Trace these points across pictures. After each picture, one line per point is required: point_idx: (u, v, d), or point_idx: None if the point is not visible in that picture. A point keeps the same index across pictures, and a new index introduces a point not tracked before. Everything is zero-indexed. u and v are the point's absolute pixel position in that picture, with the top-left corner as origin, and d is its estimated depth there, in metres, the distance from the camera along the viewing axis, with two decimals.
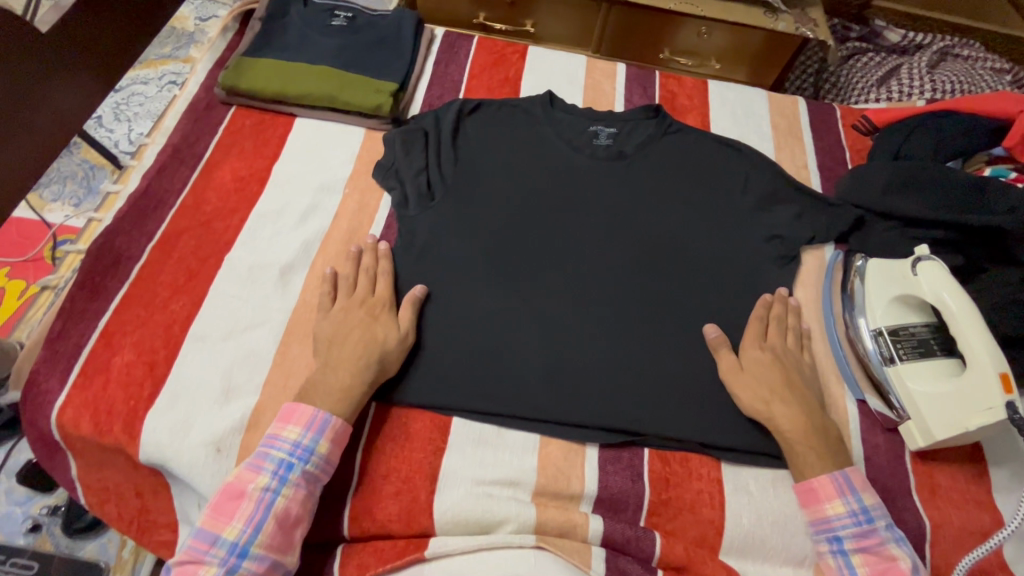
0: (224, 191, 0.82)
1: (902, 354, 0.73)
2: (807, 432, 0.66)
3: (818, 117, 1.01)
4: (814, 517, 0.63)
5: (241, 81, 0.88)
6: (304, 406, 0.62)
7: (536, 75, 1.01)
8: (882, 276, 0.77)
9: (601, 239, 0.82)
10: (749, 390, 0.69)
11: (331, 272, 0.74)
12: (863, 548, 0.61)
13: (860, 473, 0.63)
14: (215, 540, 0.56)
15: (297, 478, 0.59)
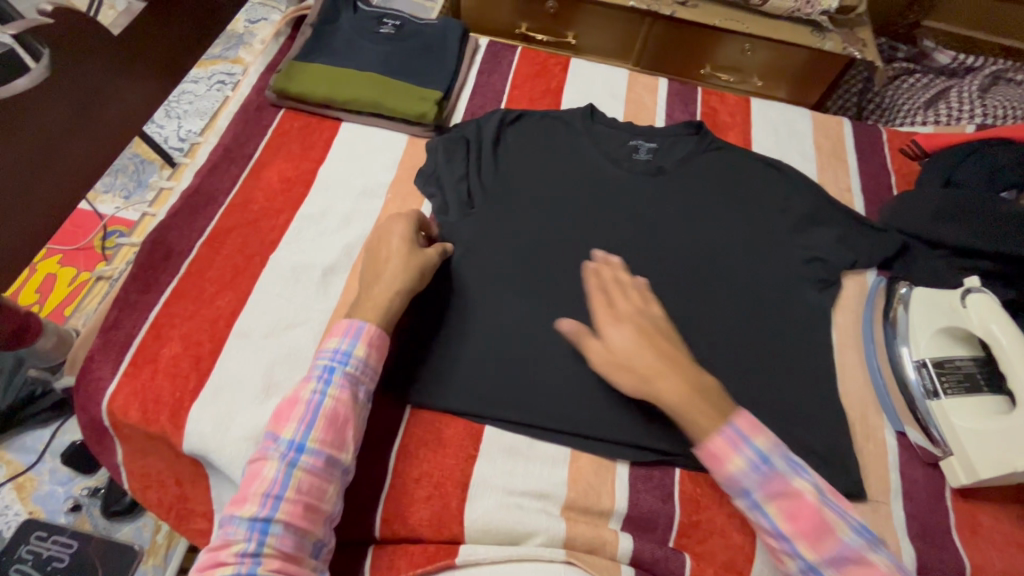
0: (271, 191, 0.84)
1: (948, 386, 0.71)
2: (687, 395, 0.60)
3: (863, 139, 0.99)
4: (720, 476, 0.59)
5: (292, 84, 0.91)
6: (343, 319, 0.66)
7: (578, 87, 1.02)
8: (929, 306, 0.75)
9: (638, 255, 0.82)
10: (617, 370, 0.64)
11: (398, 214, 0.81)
12: (771, 496, 0.57)
13: (748, 419, 0.59)
14: (277, 438, 0.59)
15: (341, 379, 0.62)
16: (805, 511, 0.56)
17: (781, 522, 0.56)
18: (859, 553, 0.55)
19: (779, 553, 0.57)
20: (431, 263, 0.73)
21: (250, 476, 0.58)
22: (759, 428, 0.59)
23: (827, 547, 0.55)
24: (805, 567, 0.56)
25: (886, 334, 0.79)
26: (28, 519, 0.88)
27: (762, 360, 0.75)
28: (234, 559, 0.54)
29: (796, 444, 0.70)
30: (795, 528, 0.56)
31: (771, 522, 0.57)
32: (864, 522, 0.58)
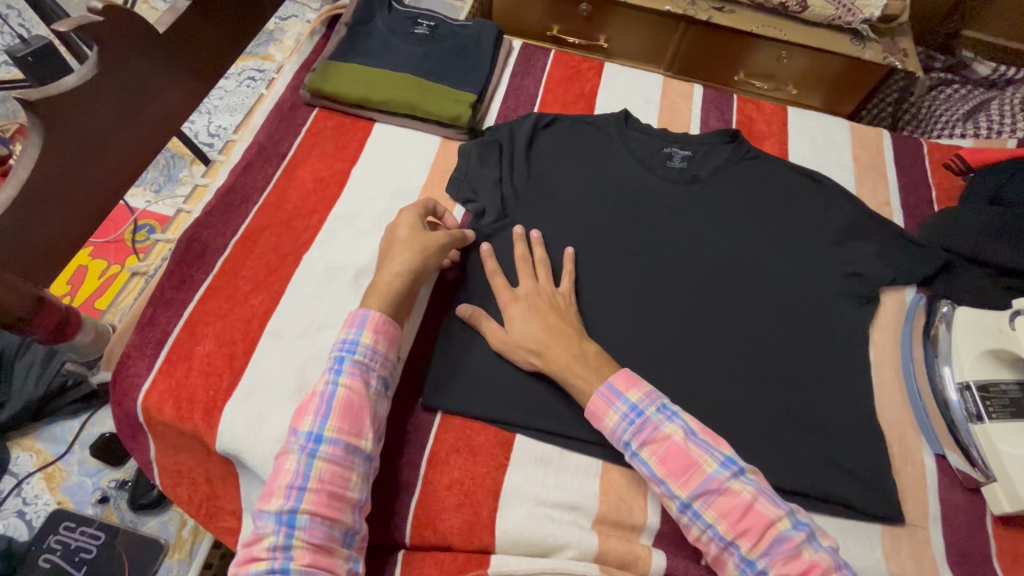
0: (305, 190, 0.84)
1: (990, 410, 0.69)
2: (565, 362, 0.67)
3: (903, 152, 0.97)
4: (604, 432, 0.64)
5: (327, 84, 0.91)
6: (350, 313, 0.68)
7: (612, 92, 1.01)
8: (974, 328, 0.73)
9: (672, 264, 0.81)
10: (513, 349, 0.69)
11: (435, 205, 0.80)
12: (641, 442, 0.61)
13: (622, 375, 0.64)
14: (296, 431, 0.59)
15: (350, 367, 0.63)
16: (672, 455, 0.59)
17: (655, 469, 0.60)
18: (723, 484, 0.57)
19: (664, 499, 0.60)
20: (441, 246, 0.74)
21: (274, 472, 0.58)
22: (641, 383, 0.64)
23: (697, 482, 0.58)
24: (682, 507, 0.58)
25: (928, 355, 0.77)
26: (58, 509, 0.90)
27: (798, 376, 0.74)
28: (267, 553, 0.54)
29: (833, 464, 0.68)
30: (667, 472, 0.59)
31: (648, 470, 0.60)
32: (735, 455, 0.60)
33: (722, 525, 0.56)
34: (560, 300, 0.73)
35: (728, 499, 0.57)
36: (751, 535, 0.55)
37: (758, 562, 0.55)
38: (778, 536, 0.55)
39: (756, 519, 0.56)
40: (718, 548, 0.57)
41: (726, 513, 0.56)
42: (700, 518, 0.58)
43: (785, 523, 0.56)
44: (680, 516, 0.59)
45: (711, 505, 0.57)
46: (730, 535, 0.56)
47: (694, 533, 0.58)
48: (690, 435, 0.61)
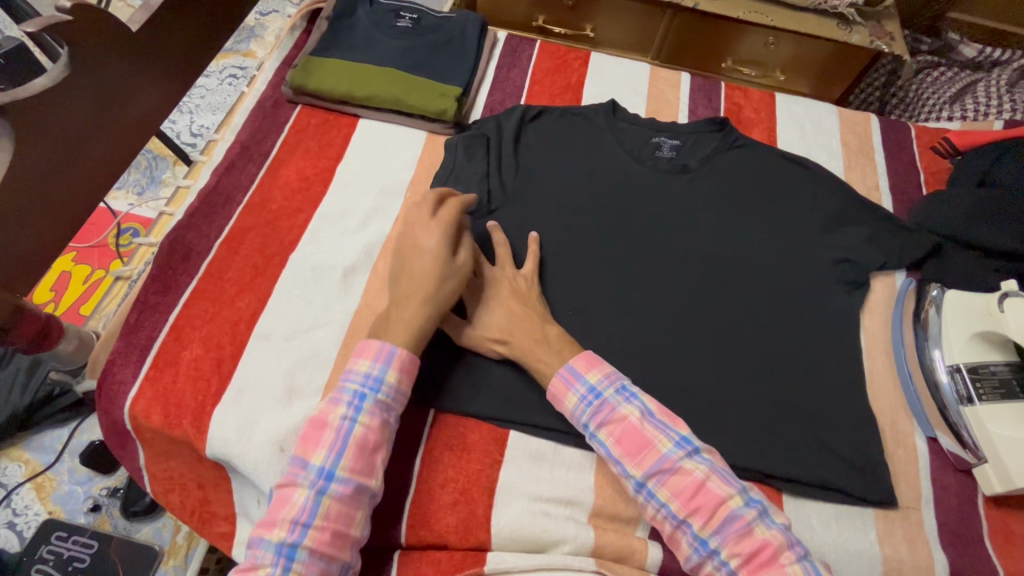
0: (289, 190, 0.83)
1: (981, 390, 0.69)
2: (534, 345, 0.66)
3: (891, 136, 0.97)
4: (564, 413, 0.64)
5: (309, 80, 0.89)
6: (373, 340, 0.64)
7: (599, 82, 1.00)
8: (964, 311, 0.73)
9: (662, 255, 0.80)
10: (479, 340, 0.69)
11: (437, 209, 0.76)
12: (599, 423, 0.61)
13: (582, 356, 0.64)
14: (306, 464, 0.57)
15: (371, 406, 0.60)
16: (628, 436, 0.59)
17: (612, 448, 0.60)
18: (676, 463, 0.57)
19: (622, 479, 0.60)
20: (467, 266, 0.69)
21: (279, 500, 0.56)
22: (602, 365, 0.64)
23: (652, 461, 0.58)
24: (637, 486, 0.59)
25: (917, 338, 0.77)
26: (49, 519, 0.89)
27: (792, 364, 0.74)
28: None
29: (828, 451, 0.69)
30: (623, 452, 0.59)
31: (605, 449, 0.61)
32: (693, 435, 0.60)
33: (675, 504, 0.56)
34: (522, 284, 0.73)
35: (680, 478, 0.57)
36: (702, 513, 0.55)
37: (711, 540, 0.55)
38: (729, 514, 0.55)
39: (708, 497, 0.55)
40: (672, 526, 0.57)
41: (678, 491, 0.56)
42: (654, 497, 0.58)
43: (737, 501, 0.55)
44: (636, 495, 0.59)
45: (664, 484, 0.57)
46: (681, 513, 0.56)
47: (650, 512, 0.59)
48: (647, 416, 0.60)
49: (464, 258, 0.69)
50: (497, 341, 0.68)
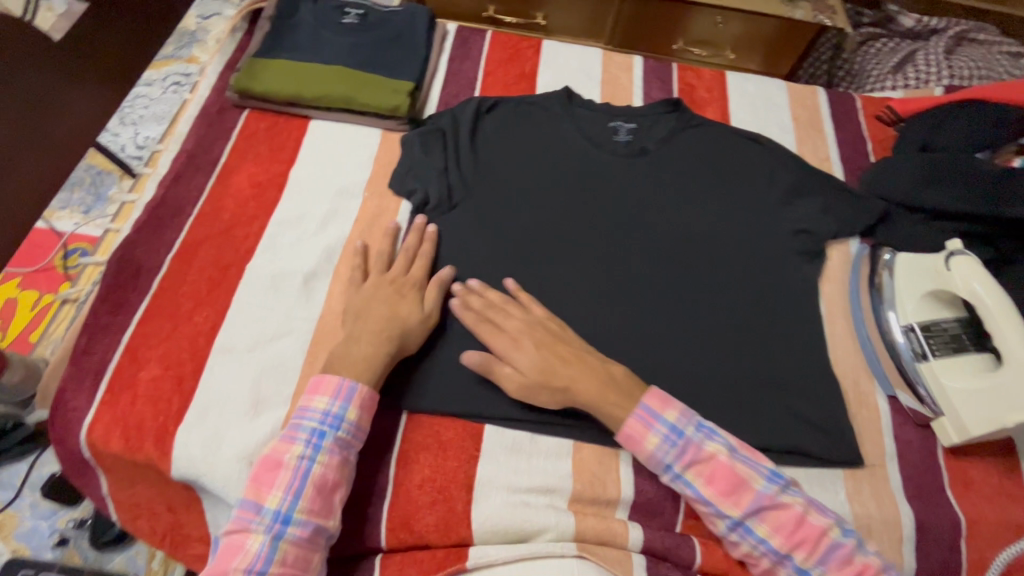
0: (242, 198, 0.80)
1: (933, 348, 0.72)
2: (600, 388, 0.63)
3: (838, 108, 1.00)
4: (641, 457, 0.62)
5: (254, 83, 0.86)
6: (329, 375, 0.63)
7: (552, 70, 1.00)
8: (914, 272, 0.76)
9: (625, 238, 0.81)
10: (541, 390, 0.65)
11: (359, 244, 0.75)
12: (682, 465, 0.61)
13: (657, 395, 0.63)
14: (260, 508, 0.56)
15: (331, 444, 0.59)
16: (715, 476, 0.60)
17: (701, 490, 0.60)
18: (774, 499, 0.59)
19: (712, 518, 0.61)
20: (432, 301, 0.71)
21: (230, 546, 0.55)
22: (675, 408, 0.63)
23: (749, 498, 0.59)
24: (732, 524, 0.59)
25: (873, 301, 0.79)
26: (13, 558, 0.85)
27: (757, 337, 0.76)
28: None
29: (795, 417, 0.70)
30: (715, 492, 0.60)
31: (693, 491, 0.61)
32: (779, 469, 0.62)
33: (779, 540, 0.58)
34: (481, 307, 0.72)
35: (781, 513, 0.58)
36: (806, 545, 0.57)
37: (814, 570, 0.57)
38: (832, 543, 0.57)
39: (812, 530, 0.57)
40: (772, 560, 0.58)
41: (781, 527, 0.58)
42: (754, 534, 0.59)
43: (836, 531, 0.58)
44: (731, 534, 0.60)
45: (765, 520, 0.58)
46: (785, 548, 0.58)
47: (745, 548, 0.60)
48: (733, 453, 0.61)
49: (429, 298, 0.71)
50: (560, 388, 0.64)
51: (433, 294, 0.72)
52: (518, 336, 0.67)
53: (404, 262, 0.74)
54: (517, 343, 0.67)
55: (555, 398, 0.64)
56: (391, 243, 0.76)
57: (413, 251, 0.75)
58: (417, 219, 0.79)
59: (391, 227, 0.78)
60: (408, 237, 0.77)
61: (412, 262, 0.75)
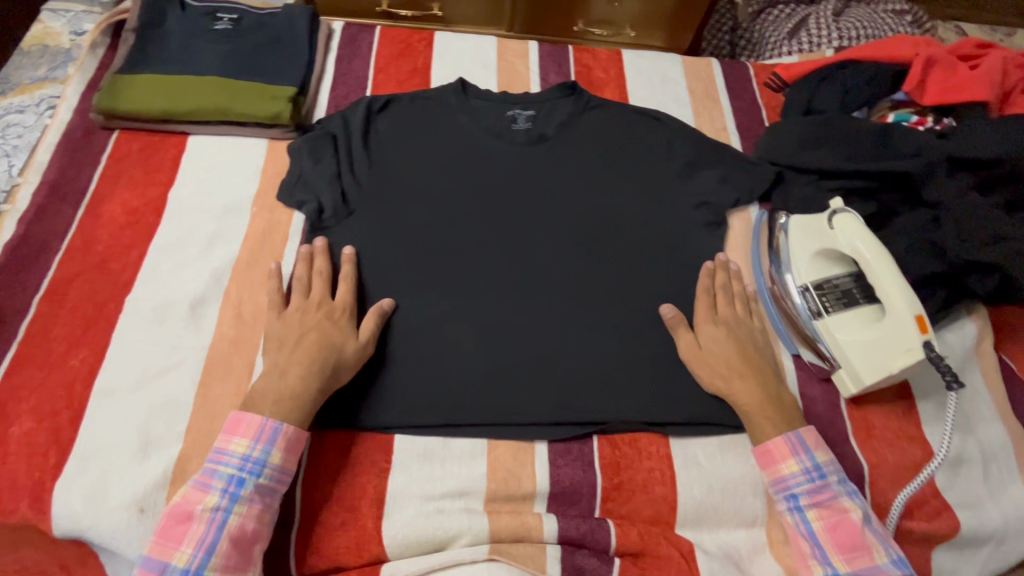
0: (116, 226, 0.75)
1: (825, 303, 0.74)
2: (759, 399, 0.65)
3: (732, 78, 1.01)
4: (771, 475, 0.63)
5: (119, 102, 0.81)
6: (250, 415, 0.60)
7: (446, 62, 0.97)
8: (802, 233, 0.78)
9: (527, 225, 0.79)
10: (709, 368, 0.68)
11: (277, 267, 0.71)
12: (817, 503, 0.61)
13: (813, 432, 0.64)
14: (166, 567, 0.53)
15: (250, 492, 0.57)
16: (847, 529, 0.60)
17: (819, 531, 0.60)
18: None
19: (807, 560, 0.61)
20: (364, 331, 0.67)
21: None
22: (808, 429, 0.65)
23: (863, 565, 0.58)
24: None
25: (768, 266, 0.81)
26: None
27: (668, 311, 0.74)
28: None
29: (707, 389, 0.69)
30: (830, 538, 0.60)
31: (808, 528, 0.61)
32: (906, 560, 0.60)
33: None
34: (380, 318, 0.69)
35: None
36: None
37: None
38: None
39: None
40: None
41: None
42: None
43: None
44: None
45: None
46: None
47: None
48: (867, 521, 0.60)
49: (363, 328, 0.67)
50: (732, 376, 0.67)
51: (371, 324, 0.68)
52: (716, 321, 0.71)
53: (327, 288, 0.70)
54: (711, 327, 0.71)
55: (712, 379, 0.67)
56: (304, 267, 0.72)
57: (327, 274, 0.71)
58: (318, 242, 0.74)
59: (303, 250, 0.73)
60: (318, 261, 0.72)
61: (332, 286, 0.71)
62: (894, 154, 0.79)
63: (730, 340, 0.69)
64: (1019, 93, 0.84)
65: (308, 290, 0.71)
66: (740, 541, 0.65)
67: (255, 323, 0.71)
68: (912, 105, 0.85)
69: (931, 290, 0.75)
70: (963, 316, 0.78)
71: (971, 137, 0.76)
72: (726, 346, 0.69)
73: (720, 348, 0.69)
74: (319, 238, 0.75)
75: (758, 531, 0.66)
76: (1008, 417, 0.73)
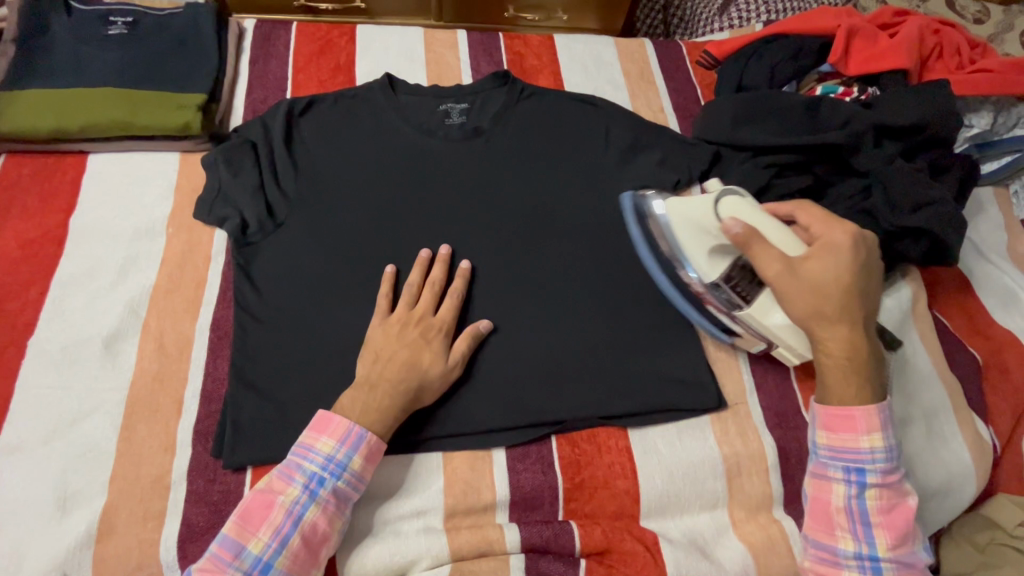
0: (11, 262, 0.68)
1: (740, 288, 0.67)
2: (846, 354, 0.59)
3: (666, 58, 1.00)
4: (842, 442, 0.59)
5: (3, 123, 0.73)
6: (339, 416, 0.57)
7: (370, 57, 0.92)
8: (686, 228, 0.67)
9: (468, 224, 0.76)
10: (807, 309, 0.60)
11: (390, 270, 0.69)
12: (885, 484, 0.59)
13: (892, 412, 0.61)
14: (240, 551, 0.52)
15: (328, 493, 0.55)
16: (901, 516, 0.59)
17: (874, 510, 0.59)
18: (911, 562, 0.59)
19: (839, 532, 0.59)
20: (456, 353, 0.64)
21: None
22: (885, 400, 0.61)
23: (901, 551, 0.59)
24: (861, 554, 0.58)
25: (664, 262, 0.72)
26: None
27: (617, 300, 0.73)
28: None
29: (661, 376, 0.69)
30: (883, 517, 0.58)
31: (861, 504, 0.59)
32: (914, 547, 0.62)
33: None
34: (475, 336, 0.66)
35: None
36: None
37: None
38: None
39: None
40: None
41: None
42: (875, 574, 0.58)
43: None
44: (847, 557, 0.58)
45: (897, 573, 0.58)
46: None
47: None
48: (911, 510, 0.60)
49: (454, 351, 0.64)
50: (827, 319, 0.59)
51: (462, 346, 0.65)
52: (847, 251, 0.60)
53: (433, 299, 0.67)
54: (839, 256, 0.60)
55: (804, 314, 0.60)
56: (418, 274, 0.69)
57: (440, 285, 0.69)
58: (441, 249, 0.71)
59: (422, 254, 0.70)
60: (434, 269, 0.70)
61: (442, 300, 0.68)
62: (823, 126, 0.80)
63: (848, 278, 0.59)
64: (935, 59, 0.86)
65: (416, 299, 0.68)
66: (703, 525, 0.65)
67: (181, 355, 0.65)
68: (838, 76, 0.86)
69: None
70: (898, 278, 0.80)
71: (894, 105, 0.78)
72: (835, 283, 0.59)
73: (826, 287, 0.59)
74: (444, 245, 0.73)
75: (720, 514, 0.66)
76: (946, 372, 0.76)
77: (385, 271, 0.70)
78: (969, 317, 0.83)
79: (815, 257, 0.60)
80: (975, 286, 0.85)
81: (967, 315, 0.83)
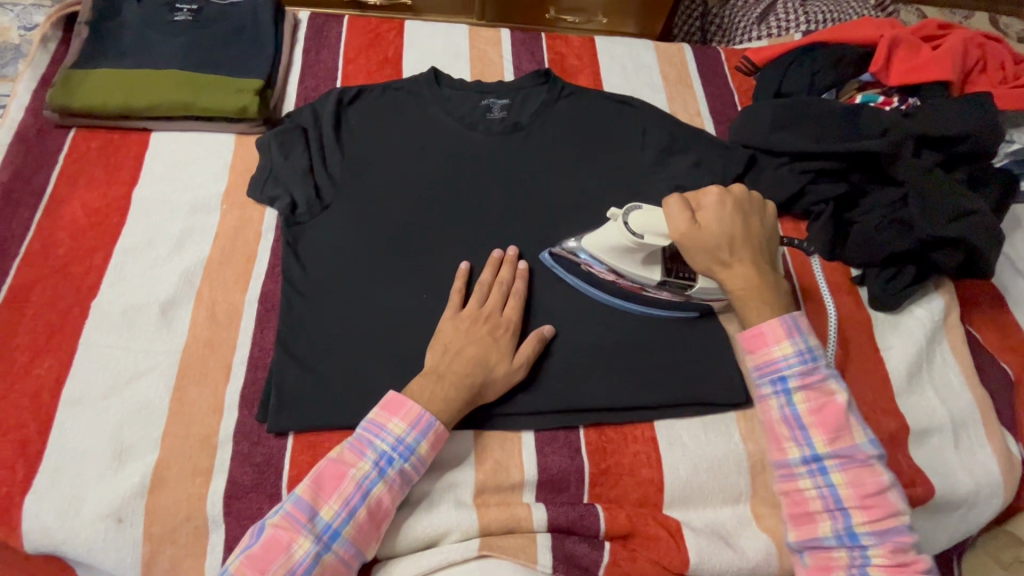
0: (77, 229, 0.73)
1: (682, 273, 0.71)
2: (752, 280, 0.63)
3: (704, 63, 1.02)
4: (759, 358, 0.61)
5: (74, 99, 0.78)
6: (411, 401, 0.60)
7: (417, 52, 0.95)
8: (608, 250, 0.69)
9: (506, 216, 0.78)
10: (706, 256, 0.64)
11: (466, 266, 0.72)
12: (807, 385, 0.58)
13: (804, 315, 0.61)
14: (314, 515, 0.54)
15: (395, 473, 0.58)
16: (834, 410, 0.58)
17: (805, 413, 0.58)
18: (866, 458, 0.57)
19: (784, 443, 0.59)
20: (522, 356, 0.65)
21: (271, 545, 0.53)
22: (794, 310, 0.62)
23: (843, 445, 0.57)
24: (809, 458, 0.58)
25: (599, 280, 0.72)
26: None
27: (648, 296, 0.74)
28: None
29: (689, 371, 0.70)
30: (816, 420, 0.58)
31: (793, 410, 0.59)
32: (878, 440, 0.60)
33: (849, 492, 0.56)
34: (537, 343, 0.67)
35: (865, 473, 0.57)
36: (874, 510, 0.55)
37: (864, 535, 0.55)
38: (898, 526, 0.55)
39: (884, 503, 0.56)
40: (825, 507, 0.57)
41: (858, 483, 0.56)
42: (825, 475, 0.57)
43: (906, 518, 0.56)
44: (796, 466, 0.58)
45: (844, 469, 0.57)
46: (850, 502, 0.56)
47: (802, 485, 0.58)
48: (851, 405, 0.59)
49: (521, 352, 0.66)
50: (723, 263, 0.64)
51: (527, 349, 0.66)
52: (725, 201, 0.65)
53: (500, 298, 0.69)
54: (717, 205, 0.65)
55: (705, 264, 0.64)
56: (489, 273, 0.71)
57: (507, 286, 0.70)
58: (510, 250, 0.73)
59: (494, 254, 0.72)
60: (503, 270, 0.71)
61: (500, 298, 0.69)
62: (862, 135, 0.81)
63: (726, 228, 0.64)
64: (978, 73, 0.86)
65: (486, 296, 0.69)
66: (725, 517, 0.66)
67: (229, 325, 0.69)
68: (878, 86, 0.87)
69: (899, 266, 0.78)
70: (930, 290, 0.81)
71: (935, 116, 0.77)
72: (718, 232, 0.64)
73: (714, 236, 0.64)
74: (512, 247, 0.74)
75: (743, 508, 0.67)
76: (978, 385, 0.76)
77: (459, 267, 0.72)
78: (1003, 333, 0.82)
79: (701, 218, 0.64)
80: (1009, 303, 0.84)
81: (1000, 331, 0.82)
